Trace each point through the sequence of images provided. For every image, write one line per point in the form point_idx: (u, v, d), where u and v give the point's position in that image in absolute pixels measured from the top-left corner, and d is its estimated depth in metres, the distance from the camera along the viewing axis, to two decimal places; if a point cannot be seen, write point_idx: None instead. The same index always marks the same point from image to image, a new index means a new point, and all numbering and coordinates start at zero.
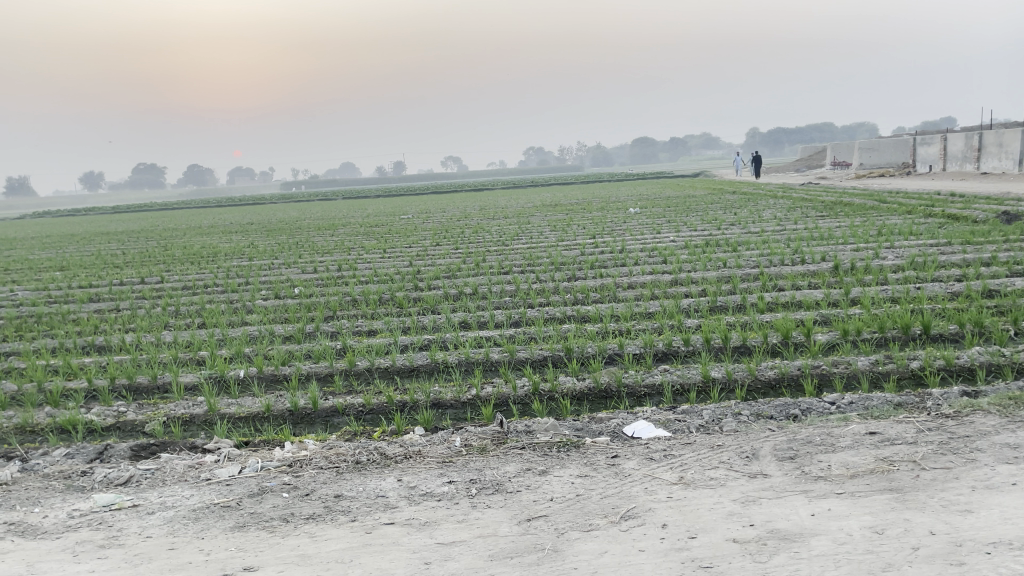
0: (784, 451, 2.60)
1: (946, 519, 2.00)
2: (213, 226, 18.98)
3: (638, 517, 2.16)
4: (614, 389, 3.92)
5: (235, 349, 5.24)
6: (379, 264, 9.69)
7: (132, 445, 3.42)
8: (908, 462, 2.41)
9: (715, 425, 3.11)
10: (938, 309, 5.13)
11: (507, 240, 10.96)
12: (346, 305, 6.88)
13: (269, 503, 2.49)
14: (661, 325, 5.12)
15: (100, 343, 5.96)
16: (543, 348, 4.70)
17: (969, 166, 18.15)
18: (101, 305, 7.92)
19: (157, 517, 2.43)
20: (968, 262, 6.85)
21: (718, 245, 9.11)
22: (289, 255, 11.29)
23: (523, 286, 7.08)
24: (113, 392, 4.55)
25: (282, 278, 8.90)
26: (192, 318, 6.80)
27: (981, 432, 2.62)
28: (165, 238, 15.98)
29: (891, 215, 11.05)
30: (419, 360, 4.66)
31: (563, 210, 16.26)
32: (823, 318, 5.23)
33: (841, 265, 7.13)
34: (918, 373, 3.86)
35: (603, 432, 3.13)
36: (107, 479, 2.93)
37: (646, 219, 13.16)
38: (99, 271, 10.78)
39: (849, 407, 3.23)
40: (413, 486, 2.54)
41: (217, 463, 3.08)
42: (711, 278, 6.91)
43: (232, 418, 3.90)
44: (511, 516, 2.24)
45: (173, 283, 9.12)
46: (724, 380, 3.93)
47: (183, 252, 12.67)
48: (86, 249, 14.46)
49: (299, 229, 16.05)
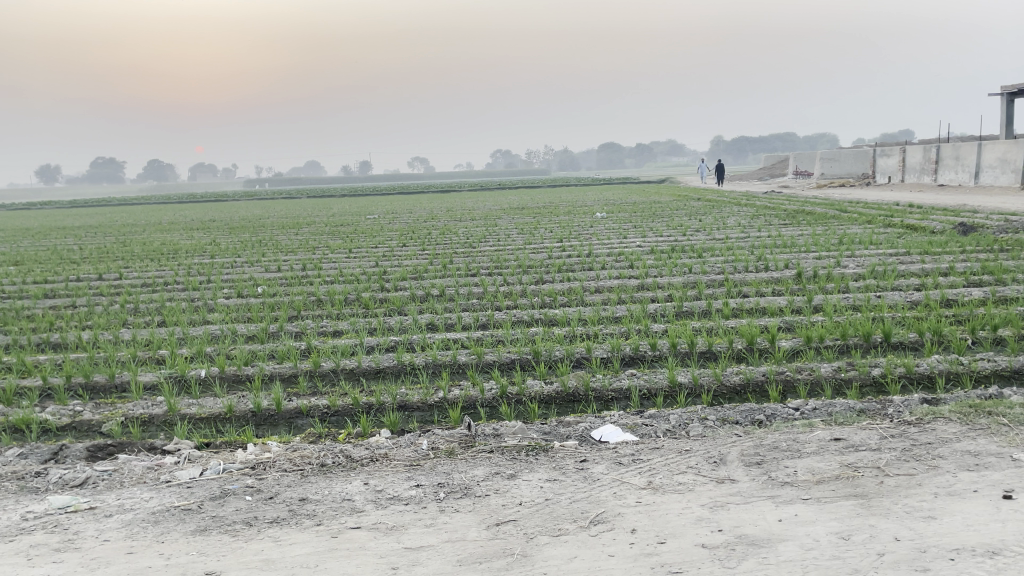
0: (751, 457, 2.62)
1: (911, 526, 2.03)
2: (174, 222, 18.67)
3: (608, 522, 2.16)
4: (582, 392, 3.92)
5: (196, 348, 5.14)
6: (345, 263, 9.61)
7: (89, 445, 3.34)
8: (872, 469, 2.44)
9: (682, 430, 3.12)
10: (898, 317, 5.23)
11: (474, 242, 10.94)
12: (311, 304, 6.81)
13: (232, 506, 2.44)
14: (628, 329, 5.14)
15: (56, 340, 5.81)
16: (510, 351, 4.69)
17: (927, 178, 18.56)
18: (57, 301, 7.73)
19: (115, 520, 2.37)
20: (927, 271, 6.99)
21: (684, 250, 9.18)
22: (252, 253, 11.14)
23: (491, 288, 7.06)
24: (69, 391, 4.44)
25: (245, 277, 8.78)
26: (152, 315, 6.66)
27: (942, 439, 2.67)
28: (124, 233, 15.68)
29: (852, 224, 11.25)
30: (385, 362, 4.62)
31: (528, 213, 16.28)
32: (787, 325, 5.29)
33: (804, 273, 7.24)
34: (880, 380, 3.92)
35: (571, 436, 3.13)
36: (62, 480, 2.85)
37: (613, 224, 13.23)
38: (54, 266, 10.51)
39: (813, 413, 3.27)
40: (380, 489, 2.50)
41: (178, 464, 3.01)
42: (676, 283, 6.96)
43: (192, 419, 3.82)
44: (479, 521, 2.22)
45: (132, 280, 8.94)
46: (690, 386, 3.95)
47: (142, 248, 12.43)
48: (40, 244, 14.12)
49: (263, 227, 15.85)
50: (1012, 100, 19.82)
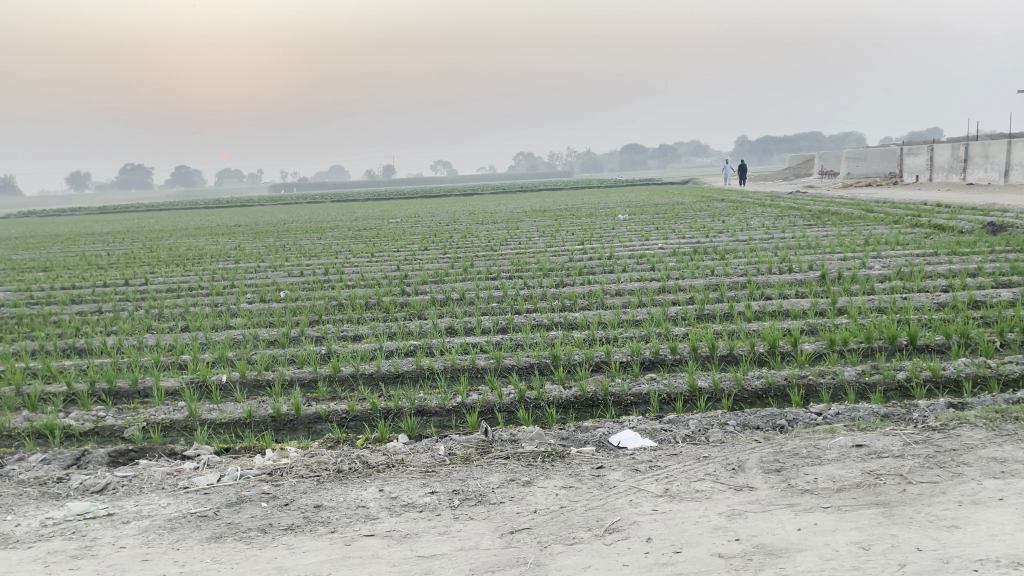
0: (771, 463, 2.58)
1: (934, 535, 1.98)
2: (199, 228, 18.85)
3: (623, 531, 2.13)
4: (601, 397, 3.89)
5: (218, 353, 5.18)
6: (367, 267, 9.65)
7: (110, 451, 3.36)
8: (894, 476, 2.38)
9: (701, 435, 3.09)
10: (924, 320, 5.13)
11: (495, 246, 10.93)
12: (332, 309, 6.83)
13: (248, 513, 2.44)
14: (648, 333, 5.10)
15: (81, 346, 5.88)
16: (529, 355, 4.67)
17: (955, 177, 18.28)
18: (84, 306, 7.83)
19: (132, 527, 2.38)
20: (954, 272, 6.87)
21: (706, 252, 9.11)
22: (275, 258, 11.22)
23: (511, 291, 7.06)
24: (92, 396, 4.48)
25: (268, 282, 8.84)
26: (176, 320, 6.73)
27: (967, 445, 2.61)
28: (152, 239, 15.87)
29: (878, 225, 11.08)
30: (404, 366, 4.62)
31: (551, 216, 16.27)
32: (811, 327, 5.23)
33: (829, 274, 7.14)
34: (905, 384, 3.85)
35: (589, 442, 3.11)
36: (82, 486, 2.88)
37: (635, 226, 13.15)
38: (82, 273, 10.66)
39: (834, 418, 3.22)
40: (395, 497, 2.49)
41: (197, 470, 3.03)
42: (698, 286, 6.90)
43: (212, 425, 3.84)
44: (493, 529, 2.20)
45: (158, 286, 9.02)
46: (711, 390, 3.90)
47: (169, 253, 12.58)
48: (69, 250, 14.31)
49: (287, 232, 15.97)
50: None
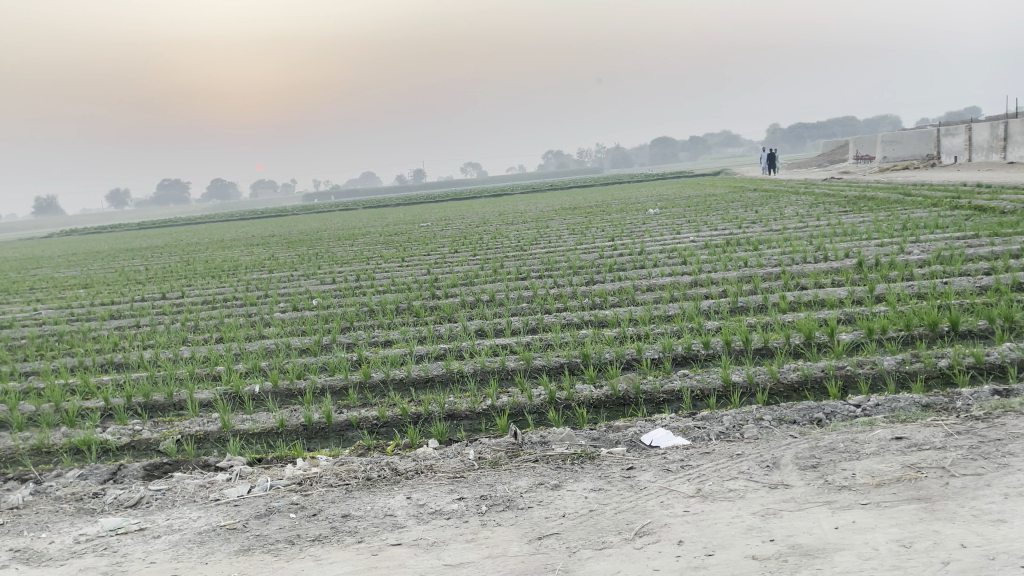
0: (806, 460, 2.50)
1: (978, 531, 1.89)
2: (235, 239, 19.10)
3: (653, 534, 2.08)
4: (632, 396, 3.83)
5: (250, 363, 5.21)
6: (398, 272, 9.67)
7: (145, 464, 3.39)
8: (937, 469, 2.30)
9: (736, 432, 3.01)
10: (965, 304, 4.98)
11: (525, 245, 10.90)
12: (363, 315, 6.85)
13: (276, 524, 2.44)
14: (680, 328, 5.02)
15: (119, 360, 5.97)
16: (559, 355, 4.63)
17: (995, 156, 17.81)
18: (122, 321, 7.96)
19: (162, 541, 2.39)
20: (996, 254, 6.67)
21: (738, 244, 8.97)
22: (308, 266, 11.31)
23: (541, 291, 7.01)
24: (129, 411, 4.53)
25: (300, 290, 8.90)
26: (211, 332, 6.80)
27: (1013, 434, 2.50)
28: (189, 252, 16.11)
29: (917, 208, 10.82)
30: (434, 370, 4.61)
31: (582, 213, 16.21)
32: (847, 317, 5.10)
33: (865, 261, 6.98)
34: (947, 372, 3.73)
35: (620, 441, 3.05)
36: (116, 500, 2.90)
37: (666, 219, 13.03)
38: (121, 288, 10.86)
39: (874, 410, 3.12)
40: (422, 504, 2.47)
41: (229, 481, 3.04)
42: (731, 279, 6.79)
43: (245, 435, 3.86)
44: (521, 535, 2.16)
45: (194, 298, 9.14)
46: (745, 385, 3.82)
47: (204, 266, 12.77)
48: (108, 267, 14.60)
49: (320, 240, 16.10)
50: None
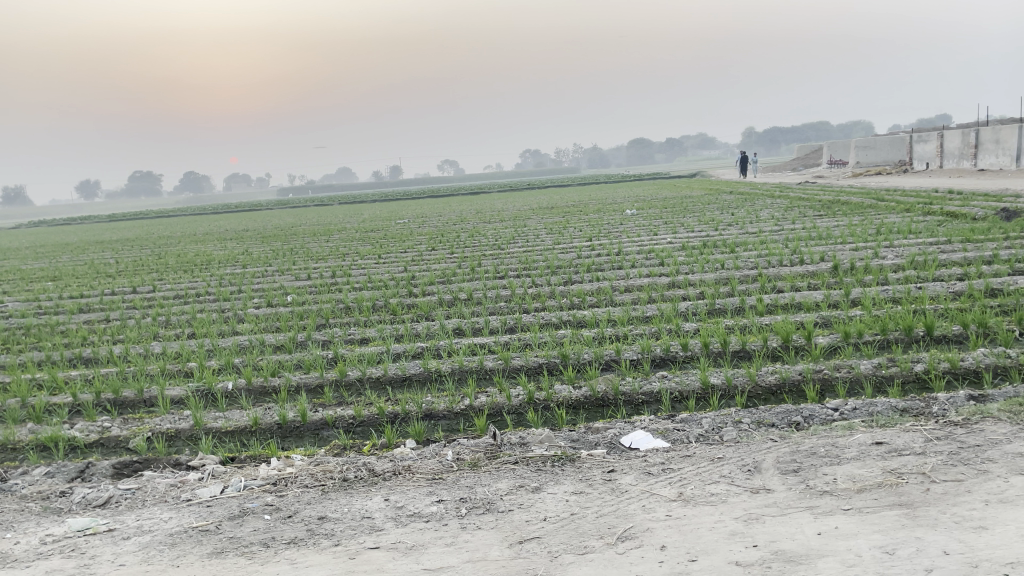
0: (787, 464, 2.50)
1: (961, 538, 1.89)
2: (209, 233, 18.86)
3: (636, 539, 2.06)
4: (611, 397, 3.81)
5: (223, 360, 5.12)
6: (374, 269, 9.59)
7: (115, 462, 3.32)
8: (917, 475, 2.30)
9: (715, 435, 3.00)
10: (940, 309, 5.03)
11: (503, 244, 10.87)
12: (339, 312, 6.78)
13: (250, 527, 2.38)
14: (659, 330, 5.02)
15: (88, 356, 5.85)
16: (538, 355, 4.60)
17: (966, 163, 18.08)
18: (91, 315, 7.80)
19: (132, 543, 2.33)
20: (969, 260, 6.75)
21: (716, 246, 9.00)
22: (283, 262, 11.18)
23: (519, 290, 6.99)
24: (98, 407, 4.43)
25: (275, 286, 8.79)
26: (182, 328, 6.68)
27: (991, 441, 2.52)
28: (161, 246, 15.86)
29: (890, 214, 10.94)
30: (412, 369, 4.56)
31: (559, 212, 16.24)
32: (824, 320, 5.14)
33: (841, 265, 7.04)
34: (923, 376, 3.76)
35: (600, 443, 3.03)
36: (84, 500, 2.82)
37: (643, 220, 13.06)
38: (90, 281, 10.65)
39: (852, 414, 3.13)
40: (401, 506, 2.43)
41: (201, 481, 2.97)
42: (708, 280, 6.81)
43: (218, 434, 3.79)
44: (502, 538, 2.13)
45: (165, 292, 8.99)
46: (724, 387, 3.82)
47: (177, 259, 12.57)
48: (78, 259, 14.32)
49: (294, 235, 15.94)
50: None
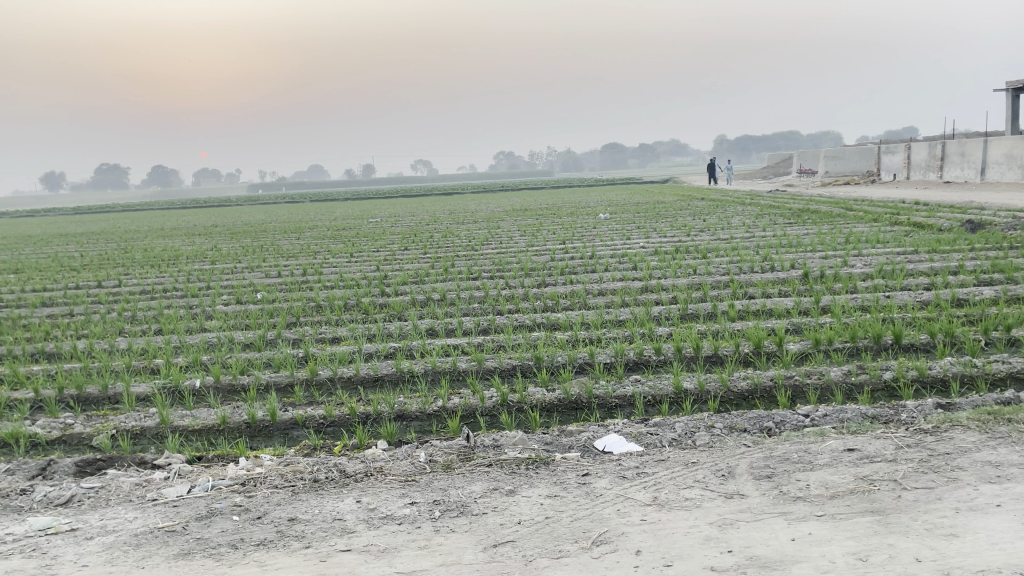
0: (761, 470, 2.50)
1: (933, 545, 1.91)
2: (177, 228, 18.59)
3: (611, 543, 2.05)
4: (585, 400, 3.81)
5: (191, 357, 5.04)
6: (346, 268, 9.50)
7: (77, 460, 3.24)
8: (889, 482, 2.32)
9: (688, 439, 3.01)
10: (908, 318, 5.10)
11: (476, 245, 10.84)
12: (310, 311, 6.69)
13: (218, 527, 2.34)
14: (632, 333, 5.03)
15: (51, 351, 5.71)
16: (511, 357, 4.59)
17: (932, 174, 18.40)
18: (54, 309, 7.63)
19: (95, 543, 2.26)
20: (935, 270, 6.86)
21: (688, 251, 9.05)
22: (252, 259, 11.03)
23: (493, 291, 6.97)
24: (60, 403, 4.33)
25: (244, 283, 8.68)
26: (149, 323, 6.57)
27: (961, 449, 2.55)
28: (126, 240, 15.59)
29: (858, 223, 11.10)
30: (384, 369, 4.52)
31: (533, 215, 16.26)
32: (794, 326, 5.18)
33: (811, 272, 7.12)
34: (892, 384, 3.80)
35: (573, 447, 3.02)
36: (46, 498, 2.75)
37: (616, 224, 13.09)
38: (54, 274, 10.43)
39: (823, 420, 3.15)
40: (373, 508, 2.39)
41: (167, 480, 2.91)
42: (681, 285, 6.85)
43: (185, 432, 3.72)
44: (476, 542, 2.11)
45: (131, 287, 8.82)
46: (696, 392, 3.83)
47: (144, 254, 12.37)
48: (41, 252, 14.02)
49: (264, 232, 15.75)
50: (1017, 96, 19.21)
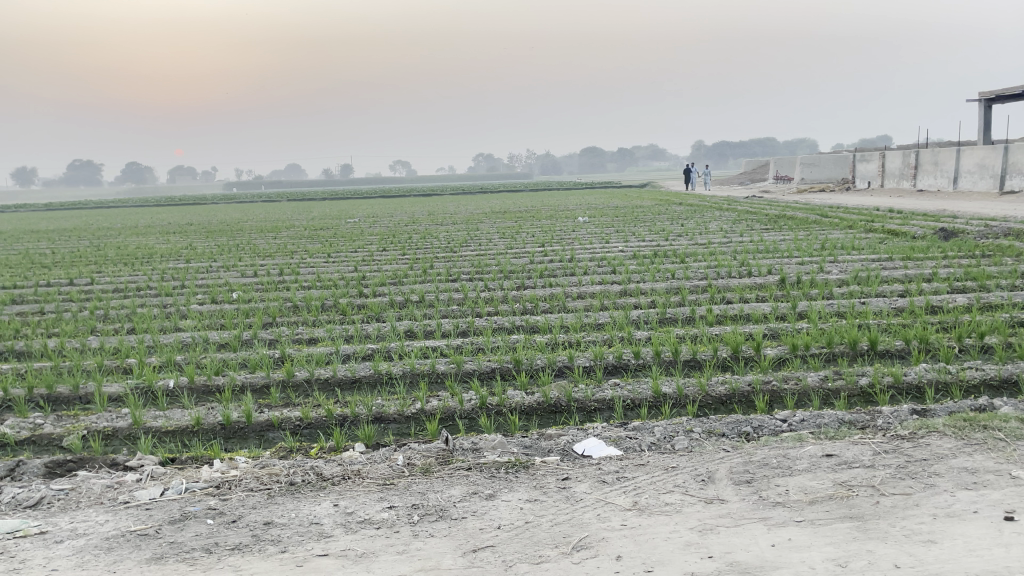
0: (741, 475, 2.50)
1: (911, 551, 1.92)
2: (152, 225, 18.34)
3: (591, 548, 2.04)
4: (564, 403, 3.80)
5: (165, 357, 4.96)
6: (323, 268, 9.42)
7: (47, 461, 3.17)
8: (867, 488, 2.33)
9: (668, 443, 3.01)
10: (883, 324, 5.14)
11: (455, 247, 10.81)
12: (286, 311, 6.62)
13: (192, 531, 2.29)
14: (611, 337, 5.03)
15: (20, 349, 5.60)
16: (490, 359, 4.57)
17: (906, 183, 18.64)
18: (24, 307, 7.49)
19: (65, 547, 2.21)
20: (910, 278, 6.93)
21: (666, 256, 9.08)
22: (228, 258, 10.92)
23: (471, 293, 6.95)
24: (30, 403, 4.24)
25: (220, 282, 8.58)
26: (122, 322, 6.46)
27: (937, 455, 2.57)
28: (99, 237, 15.38)
29: (834, 230, 11.21)
30: (361, 371, 4.48)
31: (511, 217, 16.24)
32: (772, 332, 5.21)
33: (787, 278, 7.16)
34: (868, 390, 3.83)
35: (553, 450, 3.01)
36: (14, 500, 2.69)
37: (595, 228, 13.12)
38: (24, 271, 10.24)
39: (800, 425, 3.17)
40: (351, 512, 2.36)
41: (139, 483, 2.86)
42: (659, 289, 6.87)
43: (158, 433, 3.66)
44: (456, 547, 2.09)
45: (103, 286, 8.68)
46: (675, 397, 3.83)
47: (117, 252, 12.19)
48: (10, 248, 13.78)
49: (240, 231, 15.58)
50: (989, 106, 19.52)
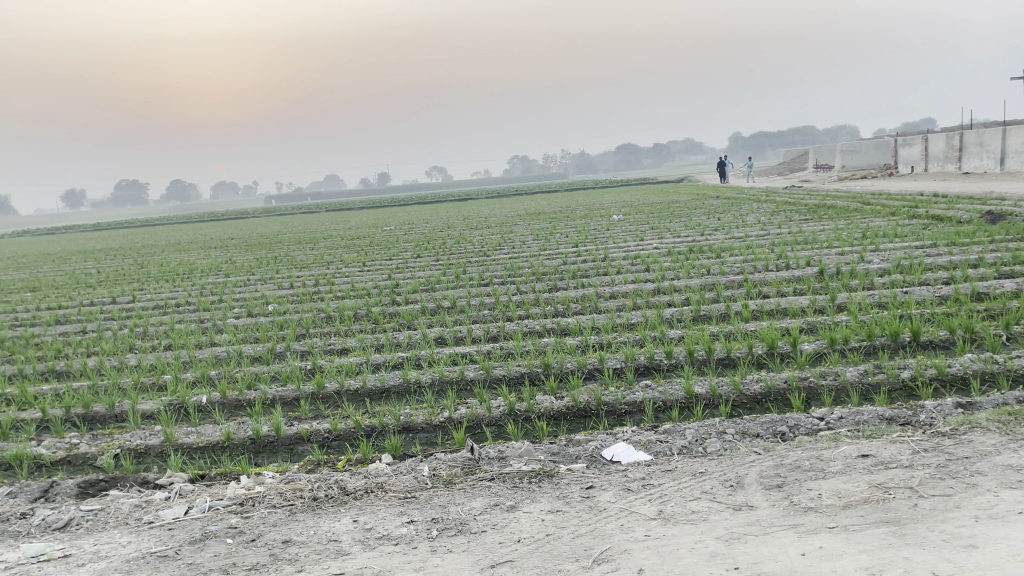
0: (771, 479, 2.41)
1: (949, 557, 1.82)
2: (194, 241, 18.65)
3: (613, 562, 1.97)
4: (594, 407, 3.73)
5: (199, 372, 5.00)
6: (357, 277, 9.46)
7: (79, 482, 3.20)
8: (904, 490, 2.22)
9: (698, 446, 2.92)
10: (926, 314, 4.96)
11: (489, 250, 10.77)
12: (319, 322, 6.65)
13: (211, 551, 2.28)
14: (642, 337, 4.93)
15: (61, 369, 5.71)
16: (520, 364, 4.51)
17: (951, 166, 18.12)
18: (68, 327, 7.63)
19: (86, 570, 2.21)
20: (955, 264, 6.70)
21: (702, 251, 8.93)
22: (265, 270, 11.02)
23: (502, 298, 6.90)
24: (67, 422, 4.31)
25: (256, 295, 8.66)
26: (160, 339, 6.55)
27: (980, 452, 2.44)
28: (143, 255, 15.68)
29: (875, 217, 10.91)
30: (390, 380, 4.46)
31: (546, 218, 16.14)
32: (809, 326, 5.06)
33: (826, 269, 6.97)
34: (910, 384, 3.69)
35: (580, 457, 2.94)
36: (43, 522, 2.71)
37: (629, 226, 12.96)
38: (70, 291, 10.48)
39: (838, 423, 3.05)
40: (370, 528, 2.33)
41: (167, 501, 2.86)
42: (694, 286, 6.74)
43: (188, 449, 3.68)
44: (474, 563, 2.04)
45: (144, 303, 8.83)
46: (707, 397, 3.73)
47: (158, 269, 12.42)
48: (58, 269, 14.12)
49: (279, 243, 15.77)
50: None
